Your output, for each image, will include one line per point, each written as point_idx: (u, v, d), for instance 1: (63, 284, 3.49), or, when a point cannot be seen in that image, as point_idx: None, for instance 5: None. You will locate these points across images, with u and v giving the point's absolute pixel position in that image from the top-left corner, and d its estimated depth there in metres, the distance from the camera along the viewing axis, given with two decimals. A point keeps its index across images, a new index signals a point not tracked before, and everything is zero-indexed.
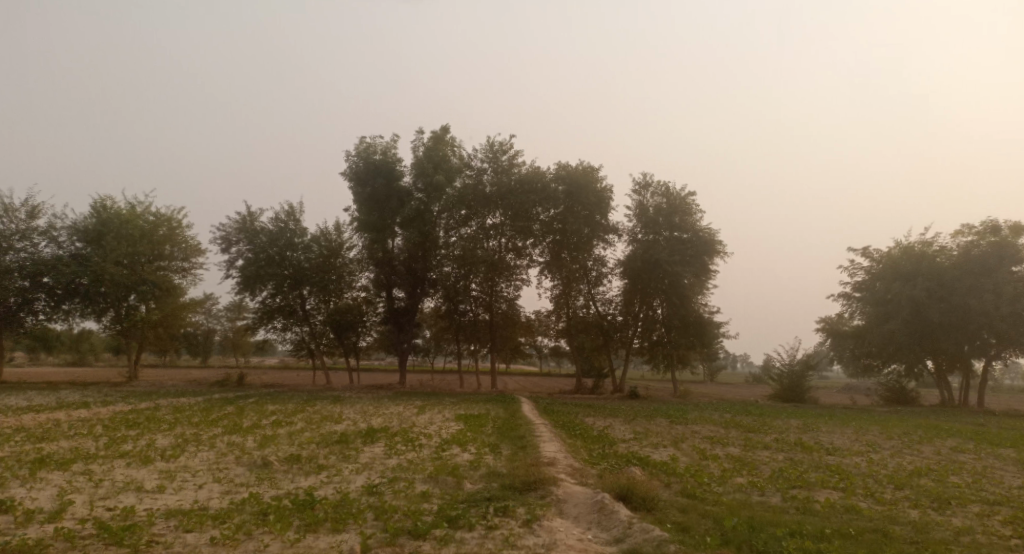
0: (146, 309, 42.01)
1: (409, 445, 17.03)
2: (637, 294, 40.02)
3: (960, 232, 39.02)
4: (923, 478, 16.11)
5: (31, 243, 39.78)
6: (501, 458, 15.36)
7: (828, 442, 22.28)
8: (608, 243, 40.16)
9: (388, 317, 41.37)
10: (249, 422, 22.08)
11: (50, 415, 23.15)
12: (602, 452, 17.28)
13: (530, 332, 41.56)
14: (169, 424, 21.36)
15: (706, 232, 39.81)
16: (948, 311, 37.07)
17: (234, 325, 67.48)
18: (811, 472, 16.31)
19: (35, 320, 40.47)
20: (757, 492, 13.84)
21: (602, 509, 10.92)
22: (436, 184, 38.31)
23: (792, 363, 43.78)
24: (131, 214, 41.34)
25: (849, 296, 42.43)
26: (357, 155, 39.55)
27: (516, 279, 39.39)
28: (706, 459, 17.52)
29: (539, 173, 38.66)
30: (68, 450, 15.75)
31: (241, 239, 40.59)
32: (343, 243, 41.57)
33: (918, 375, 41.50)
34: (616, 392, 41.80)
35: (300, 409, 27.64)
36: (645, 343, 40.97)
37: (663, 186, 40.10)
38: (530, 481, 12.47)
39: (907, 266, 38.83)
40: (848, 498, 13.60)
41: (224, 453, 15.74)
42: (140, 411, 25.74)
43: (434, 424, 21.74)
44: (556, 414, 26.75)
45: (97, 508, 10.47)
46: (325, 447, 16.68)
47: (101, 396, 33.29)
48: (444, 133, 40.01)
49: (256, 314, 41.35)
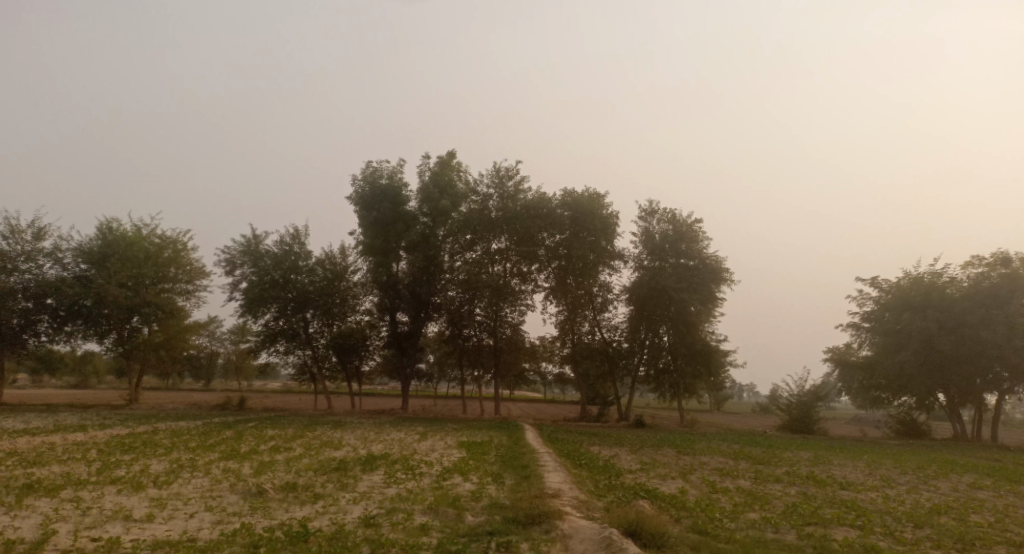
0: (149, 331, 41.67)
1: (410, 473, 16.51)
2: (643, 321, 39.58)
3: (970, 262, 38.57)
4: (943, 517, 15.49)
5: (35, 264, 39.59)
6: (503, 489, 14.81)
7: (842, 476, 21.63)
8: (613, 270, 39.80)
9: (391, 341, 40.90)
10: (247, 447, 21.59)
11: (47, 438, 22.66)
12: (608, 484, 16.72)
13: (535, 357, 41.00)
14: (165, 449, 20.84)
15: (713, 259, 39.38)
16: (959, 342, 36.46)
17: (237, 348, 67.12)
18: (826, 508, 15.72)
19: (37, 342, 40.13)
20: (771, 529, 13.29)
21: (610, 545, 10.40)
22: (441, 208, 38.33)
23: (800, 394, 43.07)
24: (136, 236, 41.23)
25: (858, 326, 41.84)
26: (363, 178, 39.43)
27: (520, 304, 38.91)
28: (716, 492, 16.94)
29: (545, 199, 38.46)
30: (61, 475, 15.30)
31: (245, 262, 40.31)
32: (348, 267, 41.29)
33: (930, 408, 40.72)
34: (622, 421, 41.10)
35: (300, 434, 27.14)
36: (651, 371, 40.37)
37: (669, 212, 39.81)
38: (535, 514, 11.95)
39: (916, 296, 38.24)
40: (866, 537, 13.04)
41: (219, 480, 15.25)
42: (137, 435, 25.26)
43: (435, 452, 21.20)
44: (561, 443, 26.16)
45: (80, 538, 10.00)
46: (323, 475, 16.18)
47: (100, 419, 32.86)
48: (450, 158, 39.95)
49: (258, 337, 40.92)
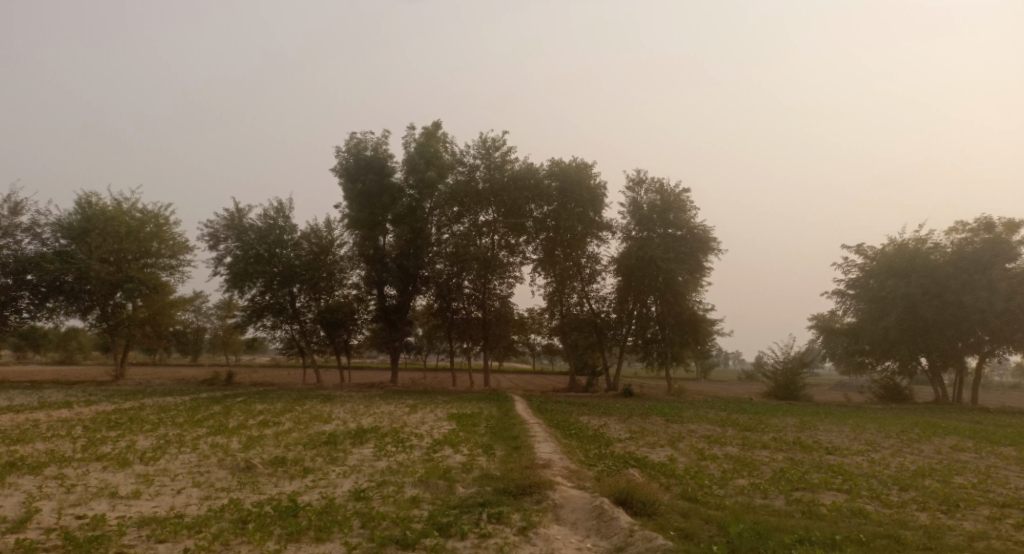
0: (133, 307, 41.19)
1: (400, 446, 16.44)
2: (632, 291, 39.62)
3: (954, 228, 38.78)
4: (927, 479, 15.64)
5: (14, 239, 38.94)
6: (494, 460, 14.78)
7: (827, 441, 21.82)
8: (602, 241, 39.66)
9: (379, 315, 40.77)
10: (235, 422, 21.45)
11: (31, 415, 22.40)
12: (599, 453, 16.76)
13: (524, 329, 41.00)
14: (152, 424, 20.64)
15: (701, 229, 39.33)
16: (942, 308, 36.75)
17: (224, 323, 66.84)
18: (813, 473, 15.82)
19: (19, 319, 39.64)
20: (759, 495, 13.34)
21: (601, 515, 10.39)
22: (428, 180, 37.94)
23: (786, 361, 43.41)
24: (117, 211, 40.55)
25: (843, 293, 42.07)
26: (348, 150, 38.90)
27: (509, 277, 38.72)
28: (705, 459, 17.04)
29: (533, 170, 38.16)
30: (45, 452, 15.13)
31: (229, 236, 39.86)
32: (334, 240, 40.88)
33: (913, 373, 41.08)
34: (610, 391, 41.26)
35: (289, 408, 27.06)
36: (639, 341, 40.46)
37: (657, 182, 39.62)
38: (525, 485, 11.91)
39: (901, 262, 38.41)
40: (854, 501, 13.12)
41: (207, 455, 15.12)
42: (123, 411, 25.08)
43: (425, 424, 21.18)
44: (550, 413, 26.23)
45: (65, 517, 9.86)
46: (312, 448, 16.10)
47: (85, 395, 32.64)
48: (436, 129, 39.43)
49: (245, 312, 40.61)
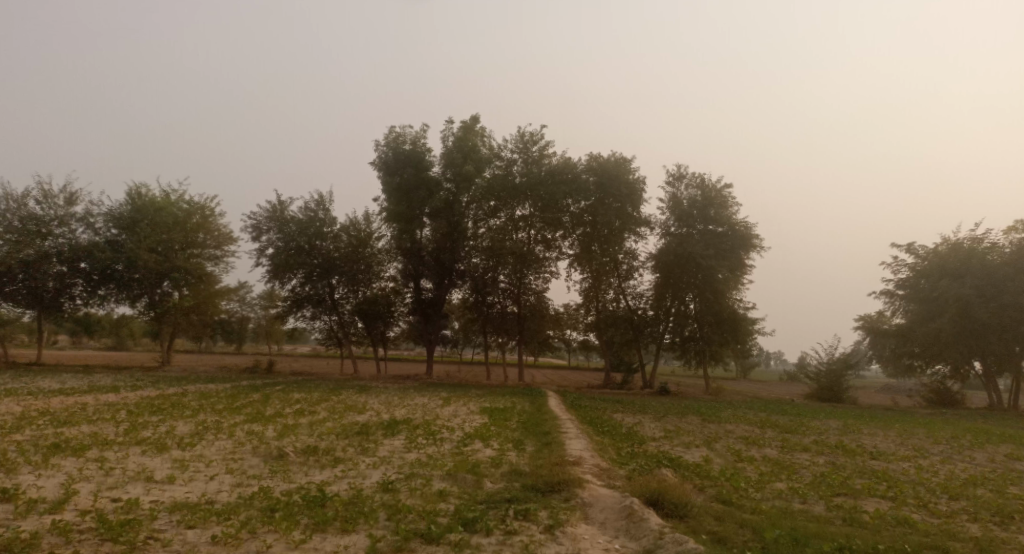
0: (179, 295, 42.15)
1: (431, 438, 16.44)
2: (669, 289, 39.11)
3: (1013, 228, 37.29)
4: (979, 488, 15.03)
5: (68, 228, 40.16)
6: (524, 456, 14.67)
7: (872, 446, 21.15)
8: (639, 237, 39.20)
9: (416, 307, 40.97)
10: (272, 410, 21.71)
11: (79, 398, 23.05)
12: (631, 452, 16.52)
13: (559, 325, 40.77)
14: (192, 410, 20.99)
15: (742, 225, 38.55)
16: (997, 310, 35.40)
17: (267, 313, 68.02)
18: (857, 479, 15.34)
19: (72, 305, 40.96)
20: (798, 500, 12.98)
21: (631, 515, 10.22)
22: (465, 174, 37.95)
23: (830, 362, 42.40)
24: (165, 202, 41.46)
25: (892, 293, 40.89)
26: (386, 144, 39.12)
27: (544, 272, 38.53)
28: (742, 461, 16.66)
29: (570, 164, 37.93)
30: (88, 435, 15.51)
31: (271, 228, 40.35)
32: (372, 233, 41.16)
33: (965, 377, 39.71)
34: (645, 389, 40.84)
35: (326, 397, 27.35)
36: (676, 339, 39.91)
37: (697, 177, 38.97)
38: (554, 482, 11.79)
39: (955, 263, 37.13)
40: (898, 509, 12.67)
41: (242, 442, 15.34)
42: (166, 397, 25.59)
43: (458, 417, 21.14)
44: (585, 410, 26.02)
45: (100, 499, 10.05)
46: (345, 439, 16.21)
47: (132, 380, 33.56)
48: (474, 123, 39.38)
49: (285, 303, 41.22)
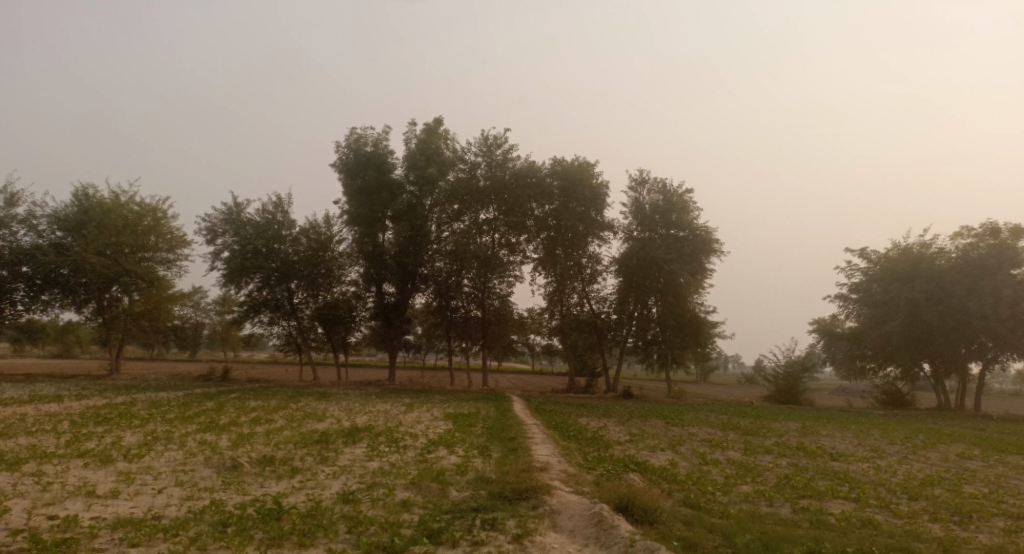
0: (129, 300, 40.78)
1: (393, 446, 15.95)
2: (632, 292, 39.13)
3: (960, 233, 38.24)
4: (936, 488, 15.13)
5: (10, 231, 38.48)
6: (489, 462, 14.30)
7: (832, 447, 21.28)
8: (603, 241, 39.17)
9: (377, 312, 40.28)
10: (226, 418, 20.92)
11: (18, 409, 21.92)
12: (598, 456, 16.28)
13: (523, 330, 40.49)
14: (140, 420, 20.07)
15: (703, 230, 38.83)
16: (945, 313, 36.21)
17: (222, 318, 66.32)
18: (819, 480, 15.33)
19: (14, 311, 39.16)
20: (765, 503, 12.85)
21: (601, 522, 9.91)
22: (428, 177, 37.47)
23: (787, 365, 42.88)
24: (114, 204, 40.03)
25: (845, 297, 41.59)
26: (348, 146, 38.38)
27: (509, 276, 38.22)
28: (707, 464, 16.53)
29: (534, 167, 37.74)
30: (26, 447, 14.64)
31: (227, 231, 39.24)
32: (333, 237, 40.35)
33: (915, 378, 40.55)
34: (609, 392, 40.78)
35: (283, 405, 26.57)
36: (639, 342, 39.93)
37: (660, 182, 39.12)
38: (522, 489, 11.44)
39: (905, 267, 37.89)
40: (862, 511, 12.64)
41: (193, 453, 14.63)
42: (114, 406, 24.53)
43: (421, 424, 20.63)
44: (549, 414, 25.77)
45: (35, 517, 9.36)
46: (303, 447, 15.62)
47: (78, 389, 32.19)
48: (437, 125, 38.95)
49: (242, 308, 40.08)
